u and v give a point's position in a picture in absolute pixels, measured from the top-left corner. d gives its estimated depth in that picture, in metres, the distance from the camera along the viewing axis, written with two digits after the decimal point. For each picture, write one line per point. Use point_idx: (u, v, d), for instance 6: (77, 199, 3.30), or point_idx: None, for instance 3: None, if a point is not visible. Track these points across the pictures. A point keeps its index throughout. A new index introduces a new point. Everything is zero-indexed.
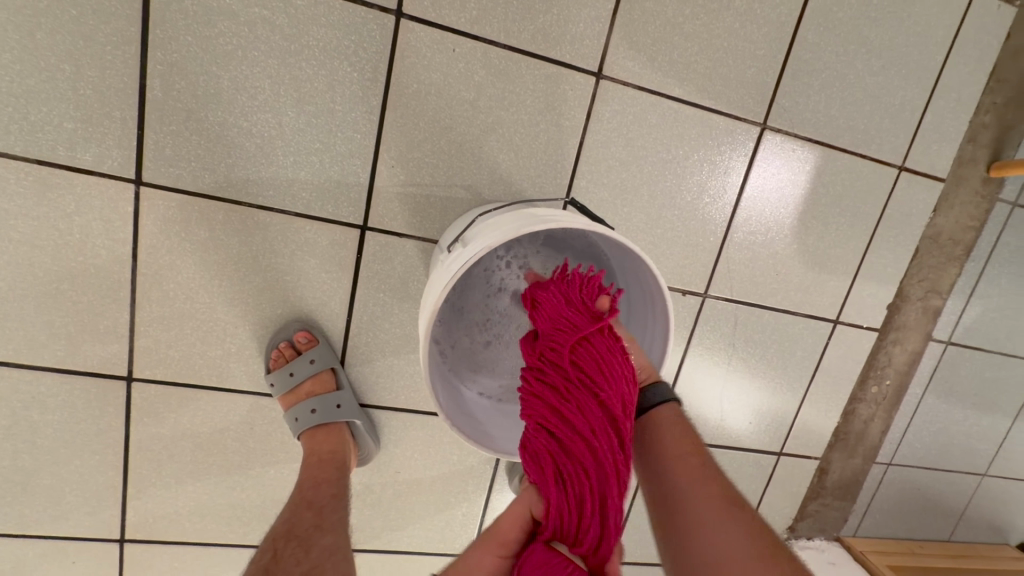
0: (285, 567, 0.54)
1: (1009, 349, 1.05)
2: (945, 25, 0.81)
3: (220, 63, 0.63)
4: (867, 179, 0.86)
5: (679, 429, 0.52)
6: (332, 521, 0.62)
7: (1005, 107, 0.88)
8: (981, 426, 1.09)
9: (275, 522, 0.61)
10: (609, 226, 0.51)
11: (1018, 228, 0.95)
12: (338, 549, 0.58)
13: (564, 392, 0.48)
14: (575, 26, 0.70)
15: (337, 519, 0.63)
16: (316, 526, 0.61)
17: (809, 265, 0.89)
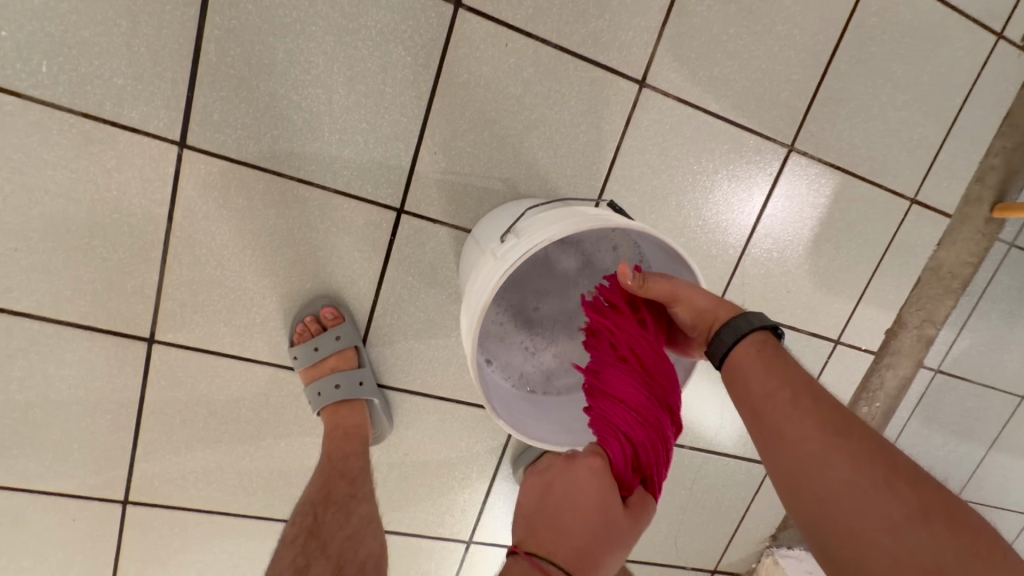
0: (330, 530, 0.63)
1: (992, 381, 1.10)
2: (967, 68, 0.85)
3: (277, 34, 0.63)
4: (881, 208, 0.90)
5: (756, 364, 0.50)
6: (365, 491, 0.69)
7: (1012, 152, 0.93)
8: (958, 453, 1.15)
9: (309, 488, 0.68)
10: (657, 228, 0.53)
11: (1011, 267, 1.01)
12: (372, 518, 0.67)
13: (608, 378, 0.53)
14: (625, 33, 0.72)
15: (368, 489, 0.70)
16: (351, 494, 0.68)
17: (818, 285, 0.92)
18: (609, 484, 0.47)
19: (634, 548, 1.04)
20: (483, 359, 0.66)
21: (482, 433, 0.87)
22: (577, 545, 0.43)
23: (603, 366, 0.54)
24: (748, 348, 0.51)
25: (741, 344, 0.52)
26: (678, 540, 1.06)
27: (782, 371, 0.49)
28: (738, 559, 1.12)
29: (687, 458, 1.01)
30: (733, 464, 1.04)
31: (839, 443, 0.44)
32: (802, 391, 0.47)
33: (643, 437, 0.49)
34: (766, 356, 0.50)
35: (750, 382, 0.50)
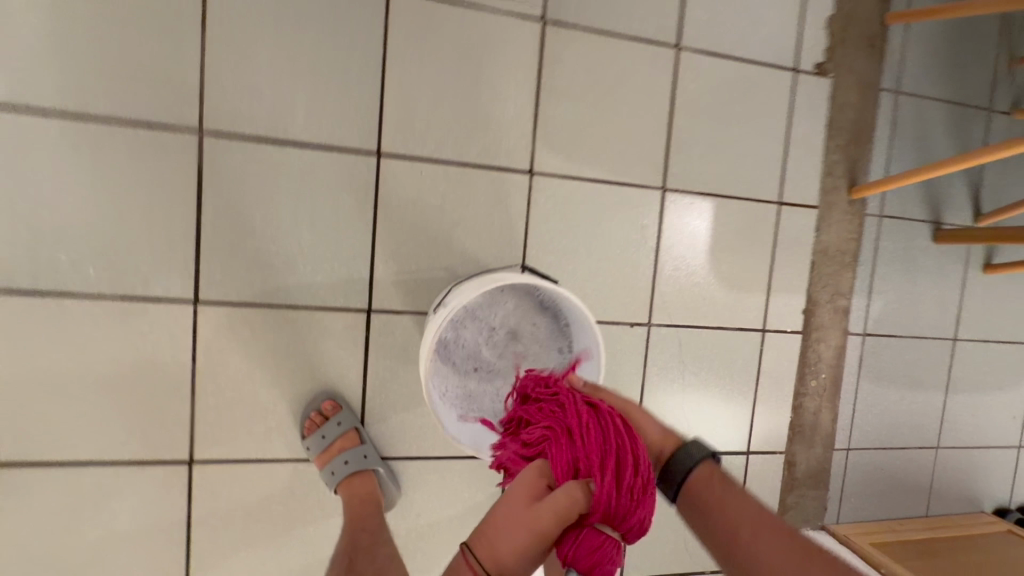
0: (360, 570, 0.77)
1: (918, 332, 1.24)
2: (783, 97, 1.09)
3: (253, 207, 0.86)
4: (756, 215, 1.10)
5: (711, 495, 0.67)
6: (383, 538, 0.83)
7: (848, 146, 1.15)
8: (918, 403, 1.27)
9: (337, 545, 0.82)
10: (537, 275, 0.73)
11: (887, 233, 1.19)
12: (395, 555, 0.81)
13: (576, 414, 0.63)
14: (508, 141, 0.96)
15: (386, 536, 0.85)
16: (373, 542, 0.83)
17: (728, 288, 1.10)
18: (545, 513, 0.53)
19: (651, 563, 1.13)
20: (459, 422, 0.81)
21: (482, 481, 1.00)
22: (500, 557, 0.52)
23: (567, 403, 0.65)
24: (700, 479, 0.69)
25: (694, 471, 0.69)
26: (690, 548, 1.14)
27: (735, 499, 0.66)
28: None
29: None
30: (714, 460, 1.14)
31: (786, 560, 0.61)
32: (754, 517, 0.64)
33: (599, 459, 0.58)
34: (716, 484, 0.68)
35: (715, 515, 0.66)
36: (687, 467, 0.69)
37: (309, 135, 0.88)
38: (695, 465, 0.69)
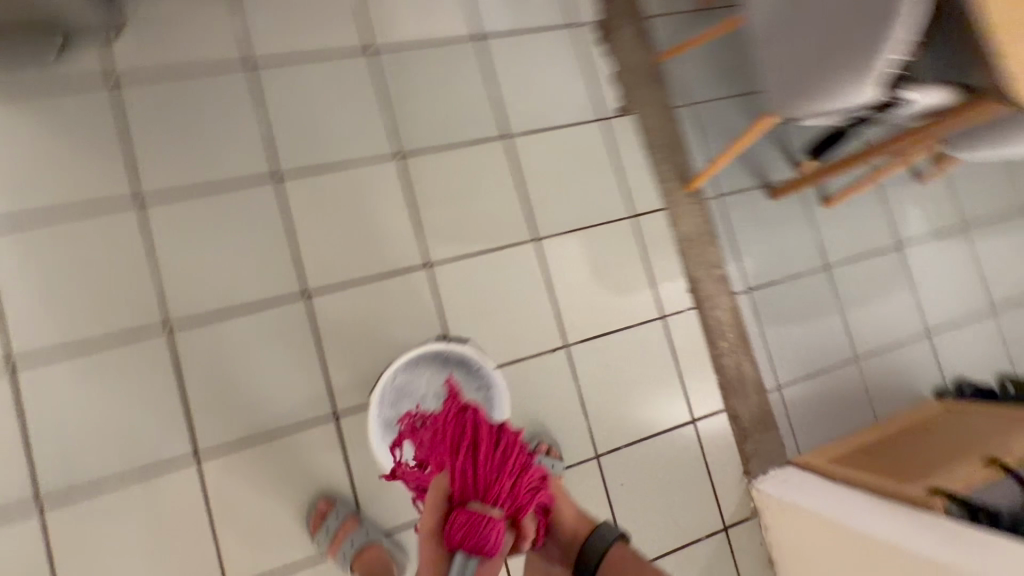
0: None
1: (794, 272, 1.47)
2: (603, 140, 1.39)
3: (222, 367, 1.09)
4: (618, 231, 1.36)
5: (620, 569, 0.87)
6: None
7: (670, 155, 1.43)
8: (822, 328, 1.47)
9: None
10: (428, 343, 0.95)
11: (731, 207, 1.46)
12: None
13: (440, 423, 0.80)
14: (403, 248, 1.22)
15: None
16: None
17: (619, 294, 1.33)
18: (434, 519, 0.72)
19: (650, 547, 1.27)
20: None
21: None
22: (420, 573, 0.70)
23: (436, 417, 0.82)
24: (614, 556, 0.89)
25: (607, 550, 0.89)
26: (677, 520, 1.29)
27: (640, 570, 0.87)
28: (738, 509, 1.33)
29: (634, 454, 1.29)
30: (668, 436, 1.32)
31: None
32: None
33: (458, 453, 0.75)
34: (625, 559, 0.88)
35: None
36: (603, 543, 0.90)
37: (249, 298, 1.12)
38: (613, 541, 0.90)
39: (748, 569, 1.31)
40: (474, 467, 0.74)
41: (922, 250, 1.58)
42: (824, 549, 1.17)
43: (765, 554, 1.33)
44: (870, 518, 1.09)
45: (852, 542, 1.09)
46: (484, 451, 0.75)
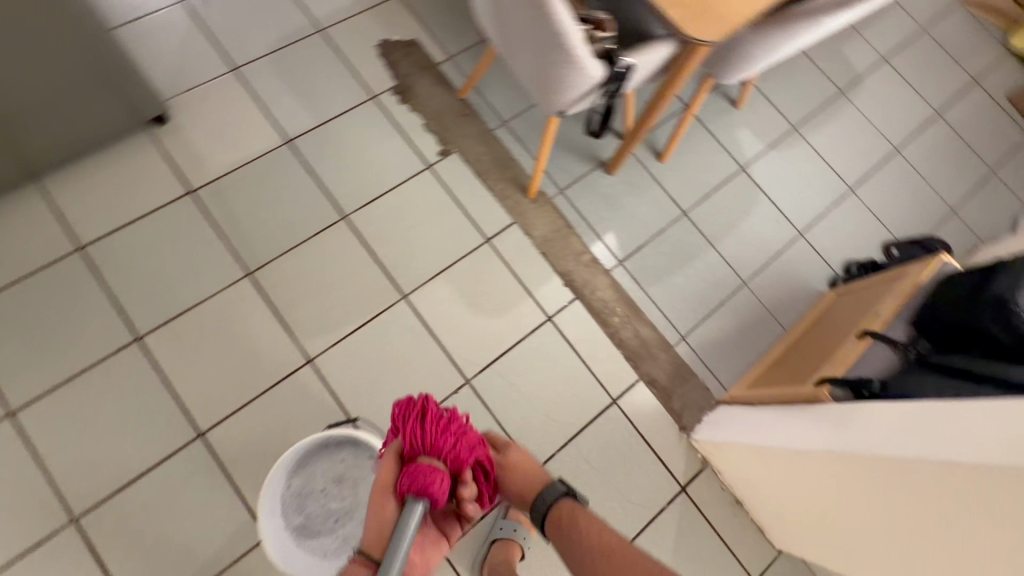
0: None
1: (655, 229, 1.56)
2: (435, 185, 1.48)
3: (140, 536, 1.10)
4: (479, 259, 1.44)
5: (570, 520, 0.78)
6: None
7: (502, 174, 1.53)
8: (700, 267, 1.54)
9: None
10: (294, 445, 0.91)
11: (576, 196, 1.55)
12: None
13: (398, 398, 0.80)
14: (281, 355, 1.27)
15: None
16: None
17: (500, 314, 1.40)
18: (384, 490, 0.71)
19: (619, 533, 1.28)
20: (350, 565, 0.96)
21: None
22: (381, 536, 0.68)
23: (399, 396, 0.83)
24: (562, 511, 0.80)
25: (555, 507, 0.80)
26: (634, 498, 1.32)
27: (586, 530, 0.76)
28: (688, 464, 1.36)
29: (569, 453, 1.32)
30: (595, 423, 1.36)
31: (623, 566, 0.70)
32: (598, 541, 0.74)
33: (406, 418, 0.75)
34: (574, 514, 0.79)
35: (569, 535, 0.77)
36: (554, 499, 0.81)
37: (146, 461, 1.15)
38: (562, 498, 0.81)
39: (720, 517, 1.34)
40: (419, 428, 0.73)
41: (762, 164, 1.69)
42: (762, 473, 1.18)
43: (730, 496, 1.35)
44: (781, 426, 1.12)
45: (775, 457, 1.11)
46: (430, 414, 0.74)
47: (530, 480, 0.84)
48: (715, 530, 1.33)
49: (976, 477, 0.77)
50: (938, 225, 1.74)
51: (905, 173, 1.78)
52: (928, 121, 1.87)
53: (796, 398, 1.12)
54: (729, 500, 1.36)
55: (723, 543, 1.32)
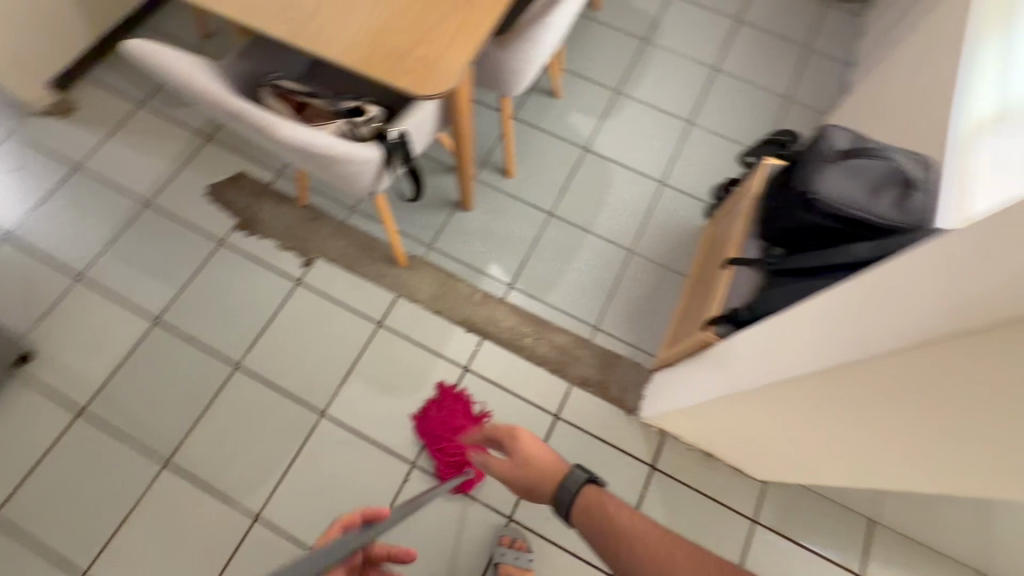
0: None
1: (530, 240, 1.60)
2: (311, 296, 1.50)
3: None
4: (379, 345, 1.45)
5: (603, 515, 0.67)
6: None
7: (370, 257, 1.55)
8: (585, 257, 1.59)
9: None
10: None
11: (446, 244, 1.58)
12: None
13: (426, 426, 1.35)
14: (226, 526, 1.26)
15: None
16: None
17: (419, 386, 1.42)
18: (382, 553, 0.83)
19: None
20: None
21: None
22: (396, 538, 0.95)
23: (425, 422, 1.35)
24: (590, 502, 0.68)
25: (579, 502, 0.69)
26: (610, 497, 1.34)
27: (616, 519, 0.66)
28: (647, 442, 1.39)
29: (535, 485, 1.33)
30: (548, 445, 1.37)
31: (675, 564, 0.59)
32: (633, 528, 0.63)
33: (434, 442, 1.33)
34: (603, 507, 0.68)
35: (603, 533, 0.66)
36: (574, 491, 0.69)
37: None
38: (582, 486, 0.69)
39: (697, 476, 1.36)
40: (442, 448, 1.32)
41: (602, 137, 1.76)
42: (704, 428, 1.20)
43: (698, 452, 1.38)
44: (690, 386, 1.13)
45: (700, 416, 1.13)
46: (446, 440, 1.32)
47: (544, 470, 0.72)
48: (697, 492, 1.35)
49: (807, 392, 0.79)
50: (780, 119, 1.82)
51: (732, 85, 1.87)
52: (733, 31, 1.97)
53: (697, 348, 1.16)
54: (698, 457, 1.38)
55: (709, 500, 1.34)
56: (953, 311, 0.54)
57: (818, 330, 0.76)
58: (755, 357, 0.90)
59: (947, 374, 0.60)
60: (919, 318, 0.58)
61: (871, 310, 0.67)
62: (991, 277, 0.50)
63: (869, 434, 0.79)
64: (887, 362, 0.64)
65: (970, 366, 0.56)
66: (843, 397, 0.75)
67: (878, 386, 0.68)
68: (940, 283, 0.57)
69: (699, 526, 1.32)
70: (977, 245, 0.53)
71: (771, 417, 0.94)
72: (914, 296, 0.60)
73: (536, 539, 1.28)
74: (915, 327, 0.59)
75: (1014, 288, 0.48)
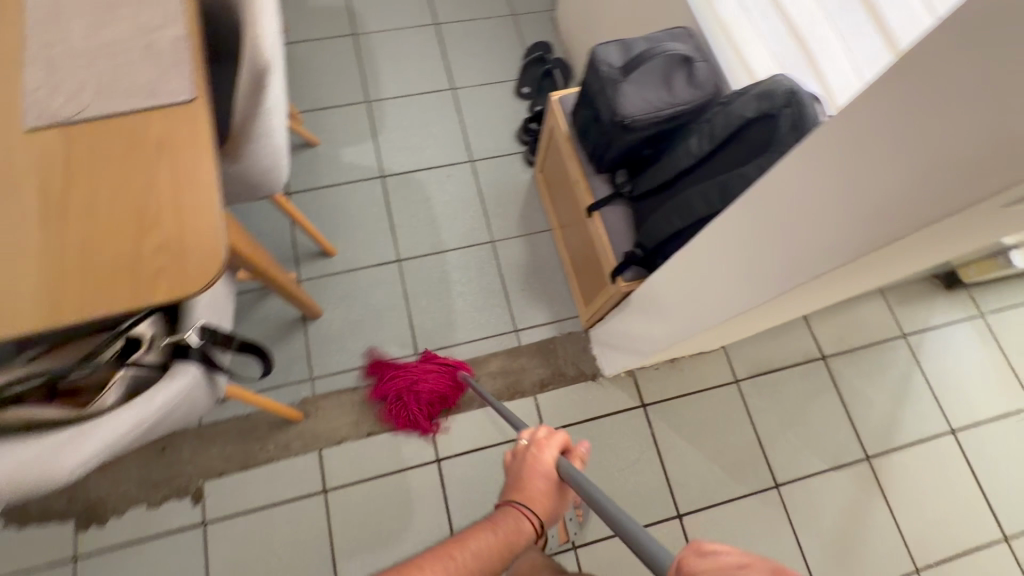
0: None
1: (400, 298, 1.45)
2: (231, 522, 1.22)
3: None
4: (341, 508, 1.25)
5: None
6: None
7: (259, 436, 1.29)
8: (459, 275, 1.49)
9: None
10: None
11: (326, 363, 1.37)
12: None
13: (386, 381, 1.34)
14: None
15: None
16: None
17: (410, 511, 1.27)
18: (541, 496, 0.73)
19: (656, 485, 1.34)
20: None
21: None
22: (538, 514, 0.72)
23: (384, 382, 1.34)
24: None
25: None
26: (633, 456, 1.36)
27: None
28: (626, 390, 1.41)
29: None
30: None
31: None
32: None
33: (393, 395, 1.32)
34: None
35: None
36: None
37: None
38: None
39: (677, 383, 1.43)
40: (401, 393, 1.32)
41: (388, 154, 1.60)
42: (670, 354, 1.23)
43: (664, 364, 1.44)
44: (639, 338, 1.13)
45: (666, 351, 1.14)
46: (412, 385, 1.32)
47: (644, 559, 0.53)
48: (687, 395, 1.42)
49: (756, 309, 0.81)
50: (521, 37, 1.79)
51: (463, 31, 1.78)
52: None
53: (617, 299, 1.15)
54: (669, 368, 1.44)
55: (699, 393, 1.43)
56: (876, 221, 0.54)
57: (732, 262, 0.78)
58: (682, 299, 0.92)
59: (879, 259, 0.61)
60: (817, 248, 0.62)
61: (766, 239, 0.70)
62: (900, 177, 0.50)
63: (807, 300, 0.84)
64: (827, 274, 0.64)
65: (901, 249, 0.58)
66: (780, 300, 0.78)
67: (818, 283, 0.70)
68: (819, 217, 0.61)
69: (707, 419, 1.41)
70: (837, 175, 0.57)
71: (719, 333, 0.98)
72: (802, 227, 0.64)
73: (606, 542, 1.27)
74: (817, 260, 0.63)
75: (928, 190, 0.47)
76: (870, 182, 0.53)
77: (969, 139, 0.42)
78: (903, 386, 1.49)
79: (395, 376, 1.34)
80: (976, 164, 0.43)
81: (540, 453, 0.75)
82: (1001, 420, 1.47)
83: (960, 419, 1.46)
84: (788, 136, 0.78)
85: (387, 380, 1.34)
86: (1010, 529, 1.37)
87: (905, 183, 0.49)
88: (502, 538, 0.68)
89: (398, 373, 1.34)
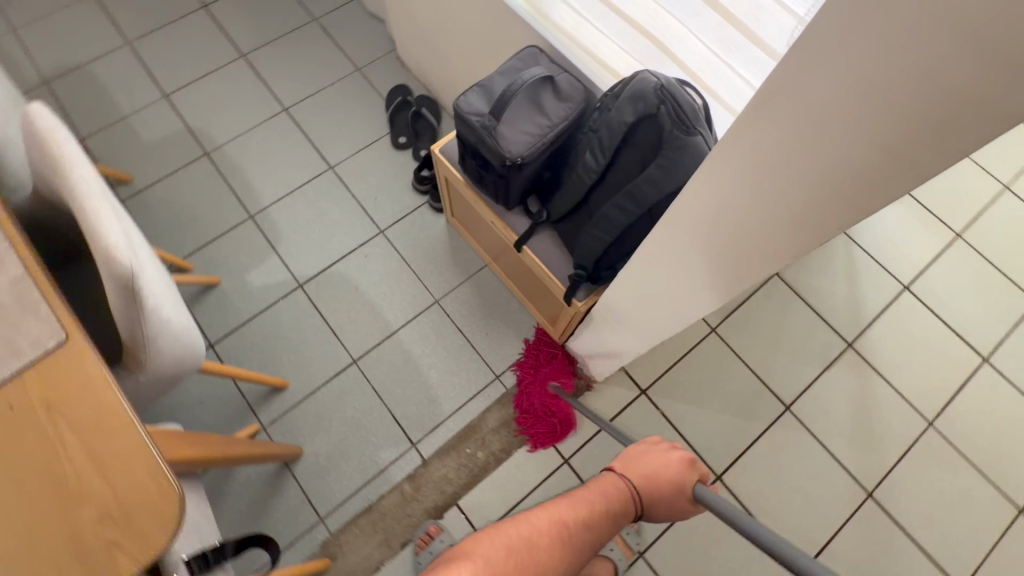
0: None
1: (373, 397, 1.38)
2: None
3: None
4: None
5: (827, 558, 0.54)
6: None
7: None
8: (420, 348, 1.44)
9: None
10: None
11: (330, 497, 1.29)
12: None
13: (524, 378, 1.40)
14: None
15: None
16: None
17: None
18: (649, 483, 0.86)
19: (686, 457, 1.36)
20: None
21: None
22: (641, 492, 0.86)
23: (524, 376, 1.40)
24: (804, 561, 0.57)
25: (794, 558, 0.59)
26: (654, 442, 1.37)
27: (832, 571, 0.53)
28: (622, 384, 1.42)
29: None
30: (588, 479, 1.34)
31: None
32: None
33: (527, 396, 1.38)
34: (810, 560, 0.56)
35: None
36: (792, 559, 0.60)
37: None
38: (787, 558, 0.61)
39: (663, 355, 1.45)
40: (529, 399, 1.38)
41: (296, 260, 1.51)
42: None
43: None
44: (611, 348, 1.12)
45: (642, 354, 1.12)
46: (536, 390, 1.38)
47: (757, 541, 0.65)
48: (677, 363, 1.45)
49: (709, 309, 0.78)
50: (375, 88, 1.72)
51: (315, 106, 1.69)
52: (252, 67, 1.73)
53: (578, 317, 1.14)
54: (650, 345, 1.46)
55: (686, 355, 1.46)
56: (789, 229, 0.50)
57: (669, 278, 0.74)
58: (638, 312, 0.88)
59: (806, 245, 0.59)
60: (747, 258, 0.58)
61: (691, 253, 0.66)
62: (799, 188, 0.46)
63: None
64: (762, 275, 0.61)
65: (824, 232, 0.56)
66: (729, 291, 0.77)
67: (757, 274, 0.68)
68: (734, 236, 0.57)
69: (703, 376, 1.44)
70: (733, 192, 0.53)
71: None
72: (718, 242, 0.60)
73: (665, 533, 1.28)
74: (753, 270, 0.59)
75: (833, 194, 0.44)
76: (773, 200, 0.49)
77: (861, 146, 0.40)
78: (852, 265, 1.57)
79: (524, 376, 1.40)
80: (880, 163, 0.39)
81: (658, 452, 0.90)
82: (940, 258, 1.59)
83: (908, 274, 1.57)
84: (674, 130, 0.78)
85: (526, 375, 1.40)
86: (985, 350, 1.49)
87: (810, 196, 0.46)
88: (613, 499, 0.84)
89: (527, 369, 1.40)
